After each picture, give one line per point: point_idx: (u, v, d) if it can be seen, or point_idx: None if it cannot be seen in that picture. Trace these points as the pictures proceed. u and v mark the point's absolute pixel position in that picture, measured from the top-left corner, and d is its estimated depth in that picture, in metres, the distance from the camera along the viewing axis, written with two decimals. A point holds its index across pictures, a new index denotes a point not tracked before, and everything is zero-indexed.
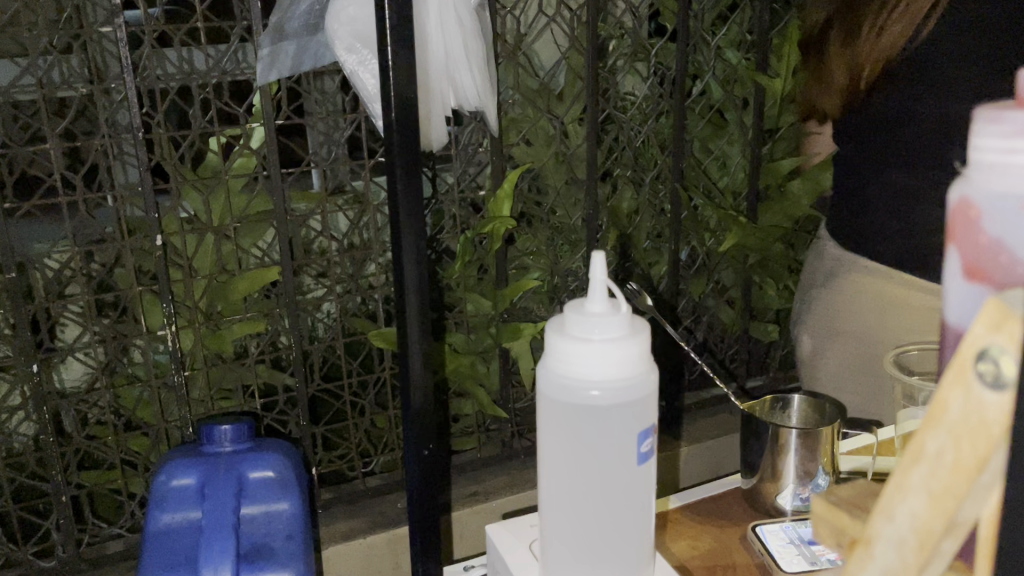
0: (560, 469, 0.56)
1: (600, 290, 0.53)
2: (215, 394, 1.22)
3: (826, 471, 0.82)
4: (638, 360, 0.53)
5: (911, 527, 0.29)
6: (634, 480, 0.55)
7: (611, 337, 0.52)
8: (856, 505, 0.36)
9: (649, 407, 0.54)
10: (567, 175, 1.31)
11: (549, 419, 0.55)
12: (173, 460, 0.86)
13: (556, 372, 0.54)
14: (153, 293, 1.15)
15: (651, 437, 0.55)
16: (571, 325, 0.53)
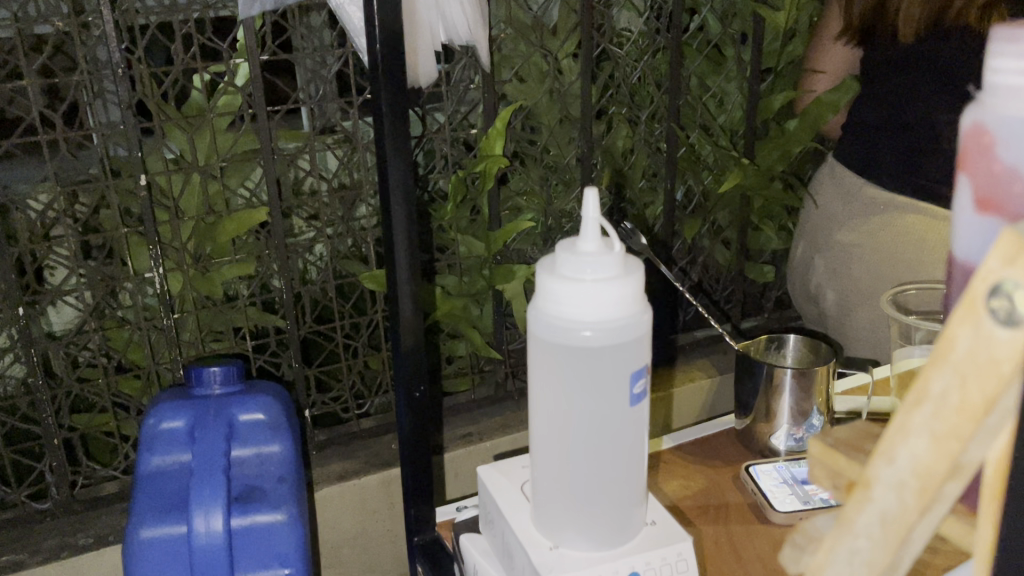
0: (552, 411, 0.55)
1: (593, 228, 0.51)
2: (207, 337, 1.21)
3: (820, 412, 0.82)
4: (631, 299, 0.52)
5: (912, 469, 0.28)
6: (627, 423, 0.54)
7: (605, 276, 0.51)
8: (854, 447, 0.35)
9: (643, 347, 0.53)
10: (561, 113, 1.28)
11: (541, 362, 0.54)
12: (162, 401, 0.85)
13: (548, 313, 0.52)
14: (140, 235, 1.13)
15: (644, 378, 0.54)
16: (563, 265, 0.52)
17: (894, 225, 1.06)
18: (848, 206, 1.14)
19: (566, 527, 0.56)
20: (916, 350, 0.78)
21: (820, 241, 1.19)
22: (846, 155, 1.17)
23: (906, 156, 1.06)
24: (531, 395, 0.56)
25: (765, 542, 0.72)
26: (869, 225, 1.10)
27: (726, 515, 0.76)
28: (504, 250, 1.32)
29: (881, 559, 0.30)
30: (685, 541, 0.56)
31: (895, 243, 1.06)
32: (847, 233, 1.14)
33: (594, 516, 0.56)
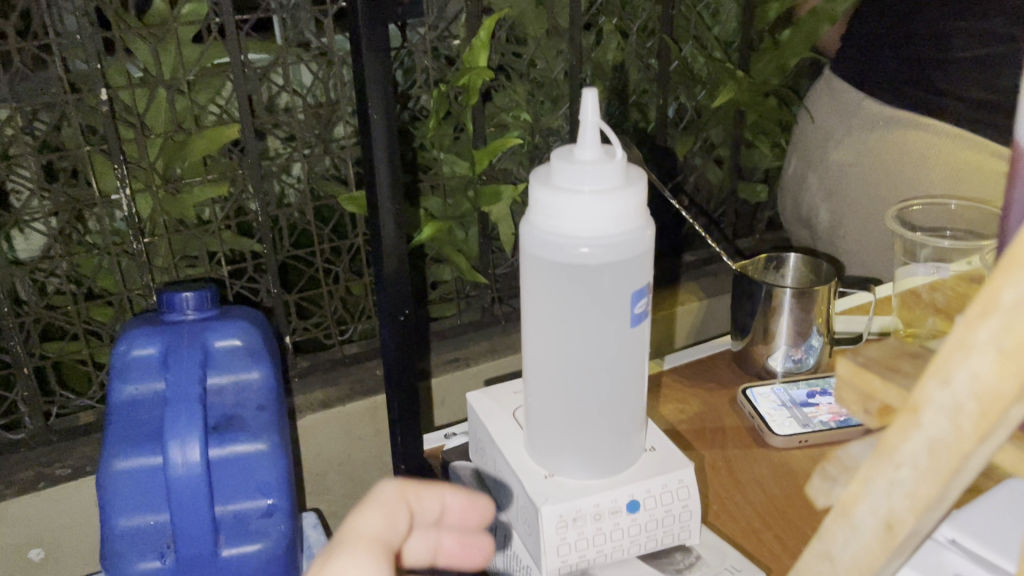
0: (548, 333, 0.51)
1: (593, 134, 0.47)
2: (181, 262, 1.16)
3: (821, 332, 0.79)
4: (633, 211, 0.47)
5: (971, 391, 0.25)
6: (626, 345, 0.51)
7: (606, 186, 0.46)
8: (888, 367, 0.32)
9: (645, 264, 0.49)
10: (549, 24, 1.22)
11: (534, 281, 0.50)
12: (133, 327, 0.80)
13: (543, 228, 0.48)
14: (104, 154, 1.06)
15: (646, 298, 0.50)
16: (559, 175, 0.47)
17: (894, 140, 1.02)
18: (845, 121, 1.09)
19: (562, 454, 0.53)
20: (923, 266, 0.79)
21: (815, 160, 1.15)
22: (846, 67, 1.11)
23: (910, 65, 1.01)
24: (525, 317, 0.52)
25: (764, 466, 0.70)
26: (866, 141, 1.06)
27: (723, 439, 0.74)
28: (489, 170, 1.26)
29: (925, 491, 0.27)
30: (686, 467, 0.53)
31: (892, 159, 1.02)
32: (843, 149, 1.09)
33: (591, 443, 0.53)
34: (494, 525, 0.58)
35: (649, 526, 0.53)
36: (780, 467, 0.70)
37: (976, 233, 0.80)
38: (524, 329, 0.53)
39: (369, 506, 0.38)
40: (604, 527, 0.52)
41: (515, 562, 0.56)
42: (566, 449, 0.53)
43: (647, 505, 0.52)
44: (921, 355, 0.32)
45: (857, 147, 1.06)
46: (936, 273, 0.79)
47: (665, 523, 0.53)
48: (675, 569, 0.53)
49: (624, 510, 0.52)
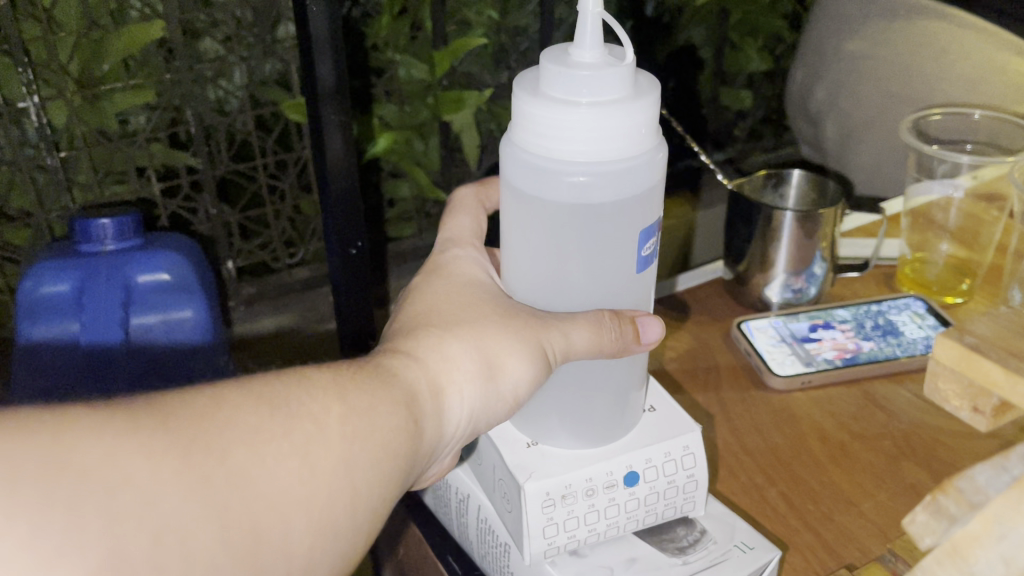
0: (532, 277, 0.43)
1: (595, 31, 0.37)
2: (106, 178, 1.04)
3: (824, 258, 0.71)
4: (643, 131, 0.38)
5: None
6: (627, 291, 0.43)
7: (609, 98, 0.37)
8: None
9: (654, 199, 0.41)
10: None
11: (517, 216, 0.42)
12: (40, 260, 0.69)
13: (530, 149, 0.39)
14: (6, 54, 0.92)
15: (654, 239, 0.42)
16: (551, 82, 0.38)
17: (918, 36, 0.95)
18: (864, 10, 0.99)
19: (548, 417, 0.45)
20: (937, 182, 0.71)
21: (827, 54, 1.06)
22: None
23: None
24: (507, 254, 0.44)
25: (765, 412, 0.63)
26: (886, 34, 0.98)
27: (717, 381, 0.66)
28: (450, 73, 1.14)
29: None
30: (692, 432, 0.46)
31: (911, 55, 0.96)
32: (858, 40, 1.01)
33: (581, 403, 0.45)
34: (465, 495, 0.50)
35: (650, 501, 0.45)
36: (781, 414, 0.62)
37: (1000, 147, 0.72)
38: (508, 273, 0.45)
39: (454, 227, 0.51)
40: (597, 503, 0.44)
41: (492, 539, 0.48)
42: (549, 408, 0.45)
43: (647, 477, 0.45)
44: None
45: (876, 39, 0.99)
46: (950, 194, 0.71)
47: (667, 496, 0.45)
48: (676, 549, 0.45)
49: (620, 484, 0.44)
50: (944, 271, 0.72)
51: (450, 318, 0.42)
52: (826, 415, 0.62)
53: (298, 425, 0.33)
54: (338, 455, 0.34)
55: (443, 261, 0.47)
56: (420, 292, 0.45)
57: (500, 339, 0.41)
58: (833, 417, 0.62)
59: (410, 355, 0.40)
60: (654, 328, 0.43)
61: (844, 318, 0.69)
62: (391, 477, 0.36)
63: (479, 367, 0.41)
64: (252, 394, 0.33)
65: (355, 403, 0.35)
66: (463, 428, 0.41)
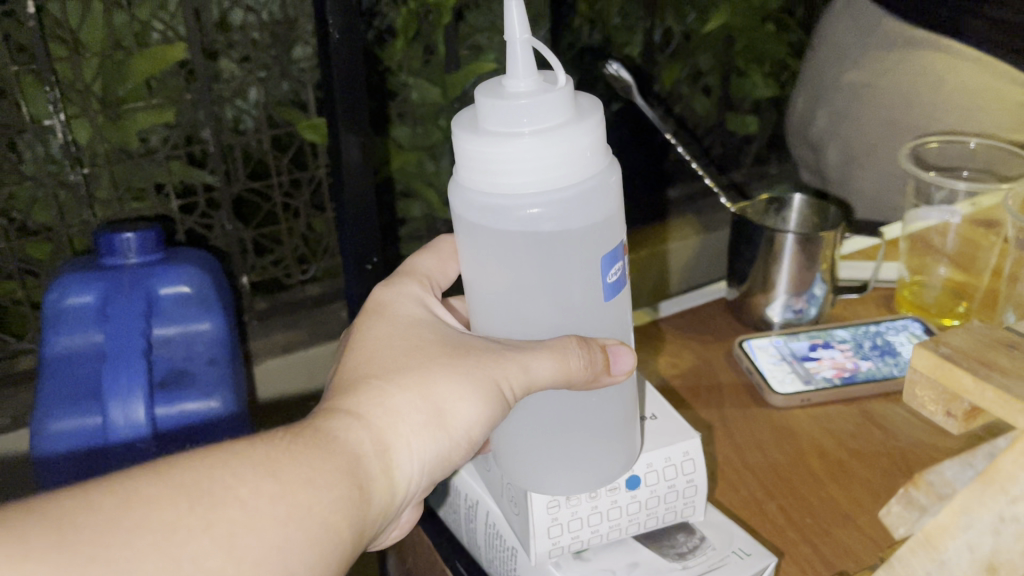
0: (494, 311, 0.43)
1: (526, 60, 0.38)
2: (125, 195, 1.06)
3: (825, 280, 0.73)
4: (588, 154, 0.39)
5: None
6: (600, 318, 0.44)
7: (549, 126, 0.37)
8: (972, 356, 0.33)
9: (612, 221, 0.41)
10: None
11: (472, 255, 0.42)
12: (67, 271, 0.72)
13: (478, 187, 0.39)
14: (34, 74, 0.95)
15: (620, 264, 0.42)
16: (487, 119, 0.38)
17: (918, 65, 0.98)
18: (862, 40, 1.05)
19: (546, 467, 0.44)
20: (935, 210, 0.73)
21: (828, 77, 1.11)
22: None
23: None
24: (469, 293, 0.44)
25: (765, 429, 0.64)
26: (884, 63, 1.02)
27: (719, 398, 0.68)
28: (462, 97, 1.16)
29: None
30: (692, 438, 0.48)
31: (911, 83, 0.99)
32: (858, 68, 1.05)
33: (579, 451, 0.44)
34: (473, 501, 0.52)
35: (650, 504, 0.47)
36: (781, 430, 0.64)
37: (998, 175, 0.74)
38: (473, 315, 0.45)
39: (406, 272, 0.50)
40: (600, 505, 0.46)
41: (499, 543, 0.50)
42: (549, 461, 0.44)
43: (647, 480, 0.47)
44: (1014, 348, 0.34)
45: (878, 68, 1.03)
46: (948, 219, 0.73)
47: (667, 500, 0.47)
48: (675, 554, 0.47)
49: (622, 486, 0.46)
50: (942, 294, 0.73)
51: (392, 367, 0.41)
52: (824, 432, 0.64)
53: (220, 518, 0.32)
54: (269, 542, 0.33)
55: (386, 297, 0.47)
56: (373, 333, 0.44)
57: (449, 386, 0.40)
58: (831, 433, 0.63)
59: (354, 413, 0.38)
60: (626, 356, 0.43)
61: (843, 338, 0.71)
62: (339, 550, 0.35)
63: (428, 417, 0.40)
64: (169, 483, 0.32)
65: (287, 481, 0.34)
66: (418, 479, 0.41)
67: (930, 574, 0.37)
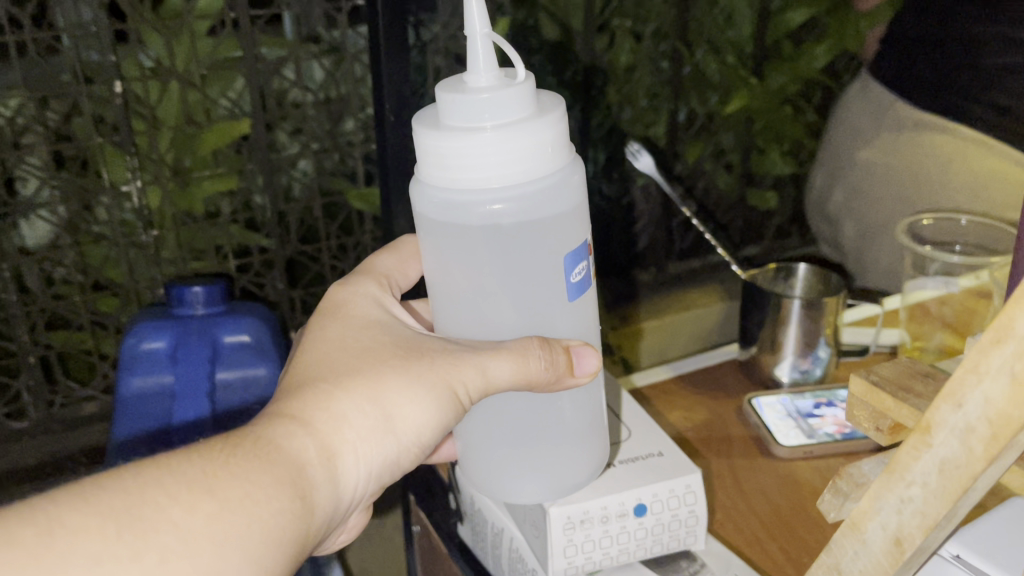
0: (464, 291, 0.48)
1: (486, 53, 0.44)
2: (188, 255, 1.17)
3: (829, 343, 0.79)
4: (547, 146, 0.45)
5: (980, 413, 0.33)
6: (565, 315, 0.50)
7: (509, 119, 0.43)
8: (896, 385, 0.41)
9: (575, 220, 0.48)
10: (562, 29, 1.11)
11: (443, 247, 0.48)
12: (141, 320, 0.80)
13: (447, 175, 0.45)
14: (114, 145, 1.06)
15: (579, 261, 0.48)
16: (451, 112, 0.44)
17: (932, 145, 1.05)
18: (877, 121, 1.12)
19: (517, 475, 0.50)
20: (930, 279, 0.78)
21: (843, 154, 1.19)
22: (881, 73, 1.12)
23: (942, 70, 1.02)
24: (431, 276, 0.50)
25: (769, 477, 0.70)
26: (896, 142, 1.09)
27: (728, 448, 0.74)
28: None
29: (932, 508, 0.36)
30: (694, 473, 0.55)
31: (922, 162, 1.07)
32: (872, 148, 1.13)
33: (545, 460, 0.50)
34: (498, 528, 0.58)
35: (656, 530, 0.55)
36: (783, 477, 0.70)
37: (988, 249, 0.80)
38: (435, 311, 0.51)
39: (361, 276, 0.55)
40: (610, 529, 0.53)
41: (521, 565, 0.57)
42: (532, 471, 0.50)
43: (653, 509, 0.54)
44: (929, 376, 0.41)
45: (894, 147, 1.10)
46: (944, 289, 0.78)
47: (671, 527, 0.55)
48: None
49: (630, 513, 0.54)
50: (942, 356, 0.79)
51: (340, 373, 0.45)
52: (825, 480, 0.69)
53: (154, 541, 0.35)
54: (208, 553, 0.36)
55: (343, 299, 0.52)
56: (324, 339, 0.49)
57: (396, 393, 0.45)
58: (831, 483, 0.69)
59: (296, 423, 0.42)
60: (589, 358, 0.49)
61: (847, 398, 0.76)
62: (283, 557, 0.40)
63: (376, 422, 0.45)
64: (100, 503, 0.35)
65: (224, 498, 0.38)
66: (361, 483, 0.45)
67: (857, 554, 0.40)
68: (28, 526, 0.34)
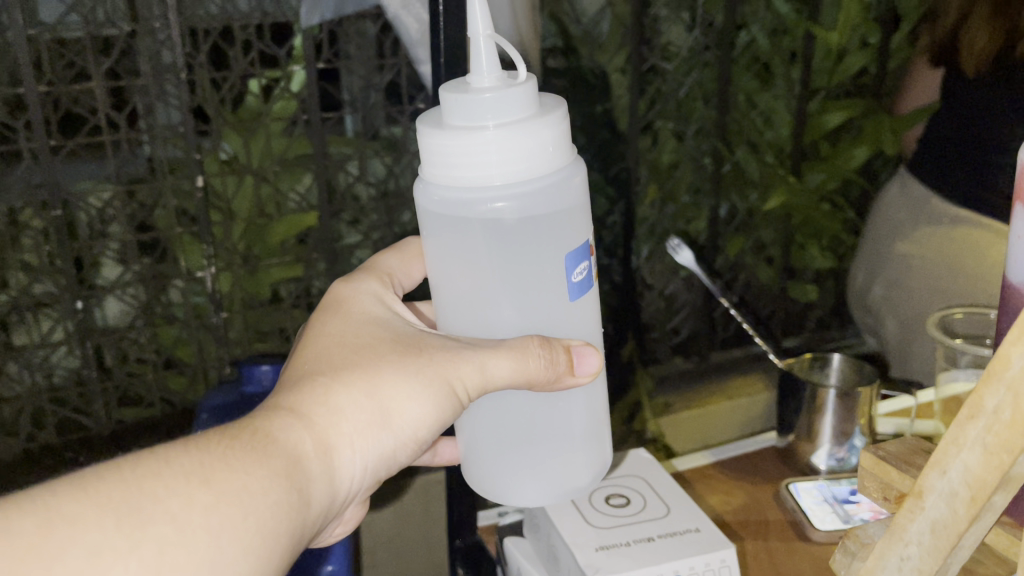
0: (464, 286, 0.51)
1: (489, 57, 0.48)
2: (252, 337, 1.23)
3: (864, 433, 0.81)
4: (548, 146, 0.48)
5: (963, 480, 0.40)
6: (565, 311, 0.53)
7: (510, 119, 0.47)
8: (899, 459, 0.49)
9: (576, 219, 0.51)
10: (608, 130, 1.18)
11: (444, 247, 0.51)
12: (212, 396, 0.88)
13: (445, 171, 0.48)
14: (193, 233, 1.16)
15: (580, 260, 0.51)
16: (454, 112, 0.48)
17: (960, 238, 1.08)
18: (915, 217, 1.17)
19: (521, 482, 0.55)
20: (962, 373, 0.80)
21: (883, 250, 1.24)
22: (917, 169, 1.17)
23: (970, 165, 1.06)
24: (432, 272, 0.53)
25: (805, 560, 0.72)
26: (932, 237, 1.13)
27: (766, 531, 0.77)
28: None
29: (927, 564, 0.42)
30: (728, 548, 0.59)
31: (958, 258, 1.09)
32: (910, 243, 1.17)
33: (544, 460, 0.55)
34: None
35: None
36: (819, 562, 0.72)
37: None
38: (436, 312, 0.55)
39: (364, 275, 0.60)
40: None
41: None
42: (528, 475, 0.55)
43: None
44: (927, 452, 0.49)
45: (931, 242, 1.13)
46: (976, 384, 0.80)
47: None
48: None
49: None
50: None
51: (338, 368, 0.49)
52: None
53: (151, 531, 0.38)
54: (204, 542, 0.39)
55: (343, 299, 0.57)
56: (326, 337, 0.53)
57: (394, 389, 0.49)
58: None
59: (294, 417, 0.46)
60: (588, 356, 0.52)
61: None
62: (280, 544, 0.43)
63: (371, 417, 0.49)
64: (86, 493, 0.39)
65: (220, 489, 0.41)
66: (359, 474, 0.49)
67: None
68: (26, 517, 0.37)
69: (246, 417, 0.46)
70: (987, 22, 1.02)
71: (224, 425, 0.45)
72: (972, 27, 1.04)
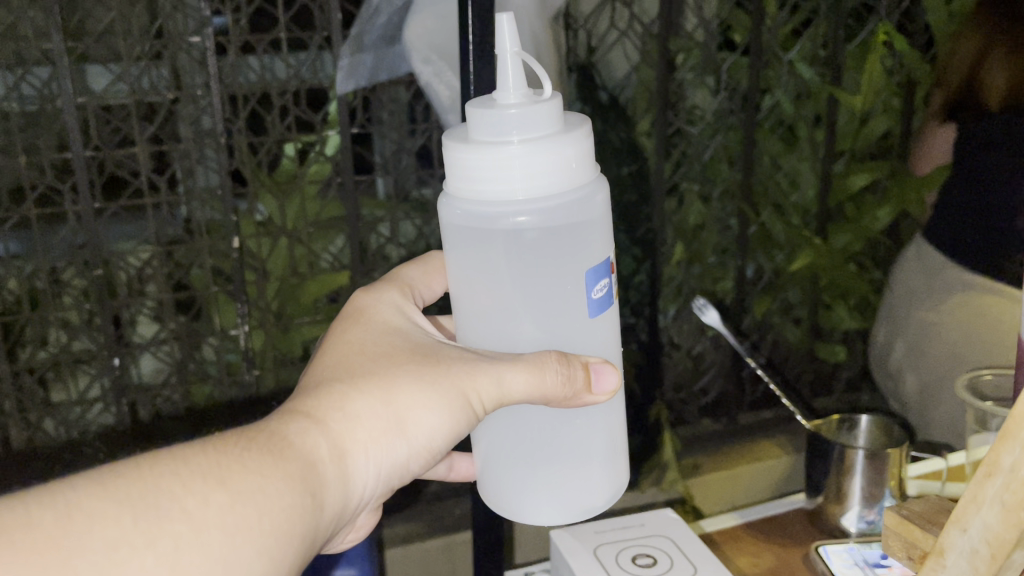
0: (484, 297, 0.53)
1: (516, 75, 0.49)
2: (285, 395, 1.25)
3: (893, 494, 0.79)
4: (571, 162, 0.49)
5: (983, 538, 0.40)
6: (584, 327, 0.54)
7: (534, 136, 0.49)
8: (922, 518, 0.49)
9: (595, 235, 0.52)
10: (636, 192, 1.21)
11: (465, 258, 0.52)
12: None
13: (469, 183, 0.50)
14: (227, 293, 1.18)
15: (598, 275, 0.53)
16: (481, 126, 0.49)
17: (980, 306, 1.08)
18: (929, 283, 1.17)
19: (535, 500, 0.56)
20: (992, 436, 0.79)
21: (902, 315, 1.23)
22: (931, 234, 1.17)
23: (980, 229, 1.09)
24: (453, 283, 0.55)
25: None
26: (946, 304, 1.13)
27: None
28: None
29: None
30: None
31: (975, 327, 1.09)
32: (926, 309, 1.17)
33: (560, 477, 0.55)
34: None
35: None
36: None
37: None
38: (456, 325, 0.56)
39: (388, 285, 0.61)
40: None
41: None
42: (543, 492, 0.56)
43: None
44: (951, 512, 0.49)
45: (948, 309, 1.13)
46: None
47: None
48: None
49: None
50: None
51: (356, 376, 0.51)
52: None
53: (167, 528, 0.39)
54: (220, 539, 0.41)
55: (364, 308, 0.59)
56: (344, 347, 0.54)
57: (409, 399, 0.51)
58: None
59: (311, 423, 0.48)
60: (607, 373, 0.53)
61: None
62: (292, 546, 0.44)
63: (385, 425, 0.50)
64: (108, 488, 0.40)
65: (237, 490, 0.42)
66: (371, 481, 0.50)
67: None
68: (50, 511, 0.39)
69: (265, 421, 0.48)
70: (1006, 66, 1.05)
71: (243, 427, 0.47)
72: (990, 69, 1.07)
